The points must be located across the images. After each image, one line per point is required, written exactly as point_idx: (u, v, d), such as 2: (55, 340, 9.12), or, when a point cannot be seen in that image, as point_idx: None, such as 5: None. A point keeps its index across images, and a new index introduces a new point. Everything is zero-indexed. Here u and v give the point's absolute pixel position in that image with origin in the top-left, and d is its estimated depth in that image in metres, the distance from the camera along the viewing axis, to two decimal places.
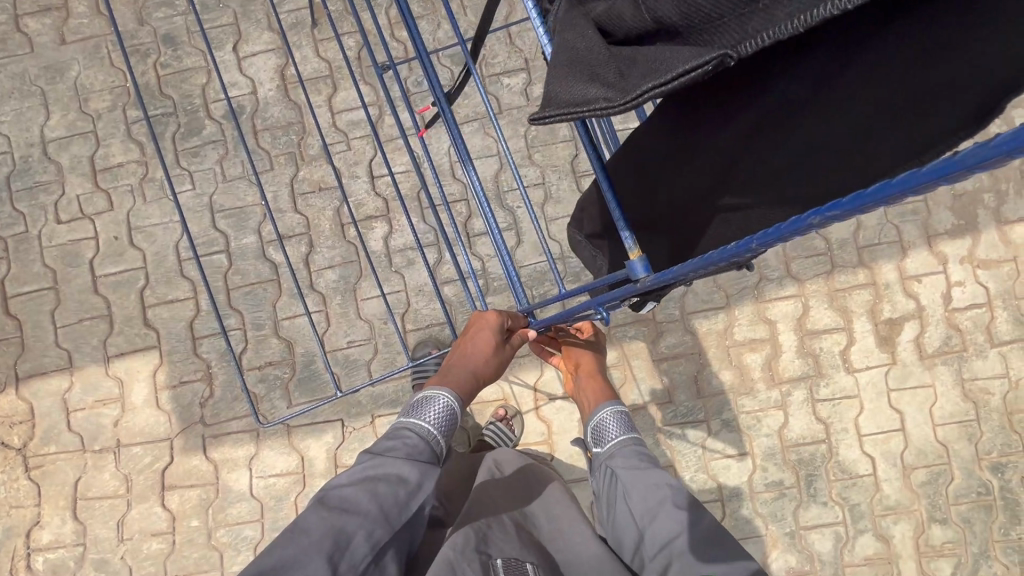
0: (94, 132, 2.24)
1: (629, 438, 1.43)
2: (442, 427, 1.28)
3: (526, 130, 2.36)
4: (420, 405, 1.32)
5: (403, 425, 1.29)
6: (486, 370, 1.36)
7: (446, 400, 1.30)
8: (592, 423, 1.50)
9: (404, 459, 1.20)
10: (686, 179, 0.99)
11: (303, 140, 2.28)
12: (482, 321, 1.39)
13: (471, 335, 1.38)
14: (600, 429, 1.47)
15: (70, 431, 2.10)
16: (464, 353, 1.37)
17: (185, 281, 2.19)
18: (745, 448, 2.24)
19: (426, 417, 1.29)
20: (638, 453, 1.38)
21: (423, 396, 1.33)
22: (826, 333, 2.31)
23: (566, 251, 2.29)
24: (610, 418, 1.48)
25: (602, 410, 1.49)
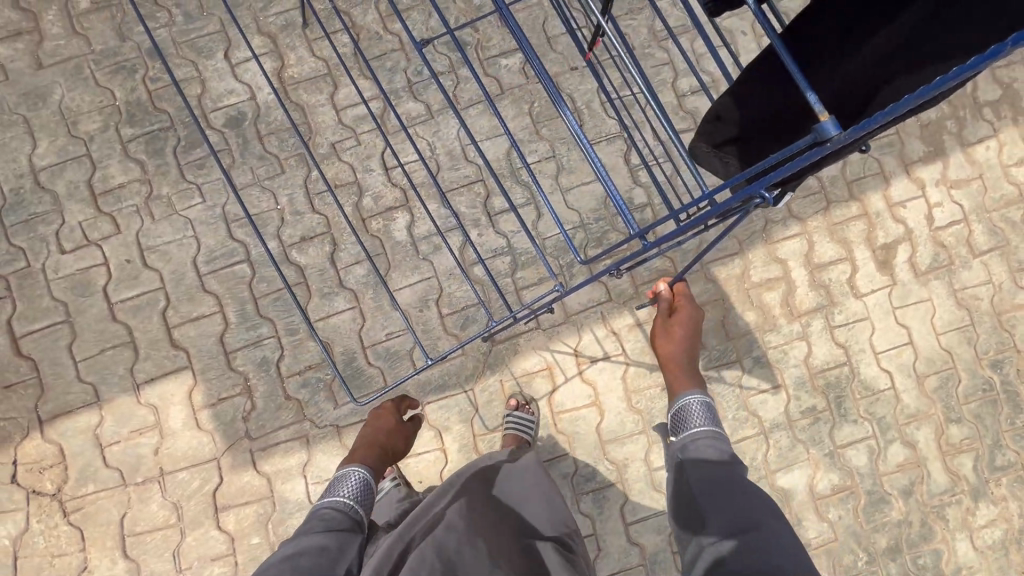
0: (88, 155, 2.15)
1: (708, 427, 1.68)
2: (356, 496, 1.61)
3: (530, 106, 2.41)
4: (337, 483, 1.65)
5: (322, 503, 1.59)
6: (391, 445, 1.84)
7: (358, 473, 1.67)
8: (677, 405, 1.77)
9: (324, 532, 1.48)
10: (825, 79, 1.05)
11: (311, 140, 2.27)
12: (381, 410, 1.95)
13: (374, 422, 1.90)
14: (684, 415, 1.73)
15: (107, 467, 2.00)
16: (370, 434, 1.86)
17: (209, 295, 2.13)
18: (777, 381, 2.38)
19: (341, 492, 1.62)
20: (712, 446, 1.62)
21: (339, 477, 1.66)
22: (832, 265, 2.48)
23: (586, 219, 2.36)
24: (697, 406, 1.73)
25: (689, 395, 1.75)
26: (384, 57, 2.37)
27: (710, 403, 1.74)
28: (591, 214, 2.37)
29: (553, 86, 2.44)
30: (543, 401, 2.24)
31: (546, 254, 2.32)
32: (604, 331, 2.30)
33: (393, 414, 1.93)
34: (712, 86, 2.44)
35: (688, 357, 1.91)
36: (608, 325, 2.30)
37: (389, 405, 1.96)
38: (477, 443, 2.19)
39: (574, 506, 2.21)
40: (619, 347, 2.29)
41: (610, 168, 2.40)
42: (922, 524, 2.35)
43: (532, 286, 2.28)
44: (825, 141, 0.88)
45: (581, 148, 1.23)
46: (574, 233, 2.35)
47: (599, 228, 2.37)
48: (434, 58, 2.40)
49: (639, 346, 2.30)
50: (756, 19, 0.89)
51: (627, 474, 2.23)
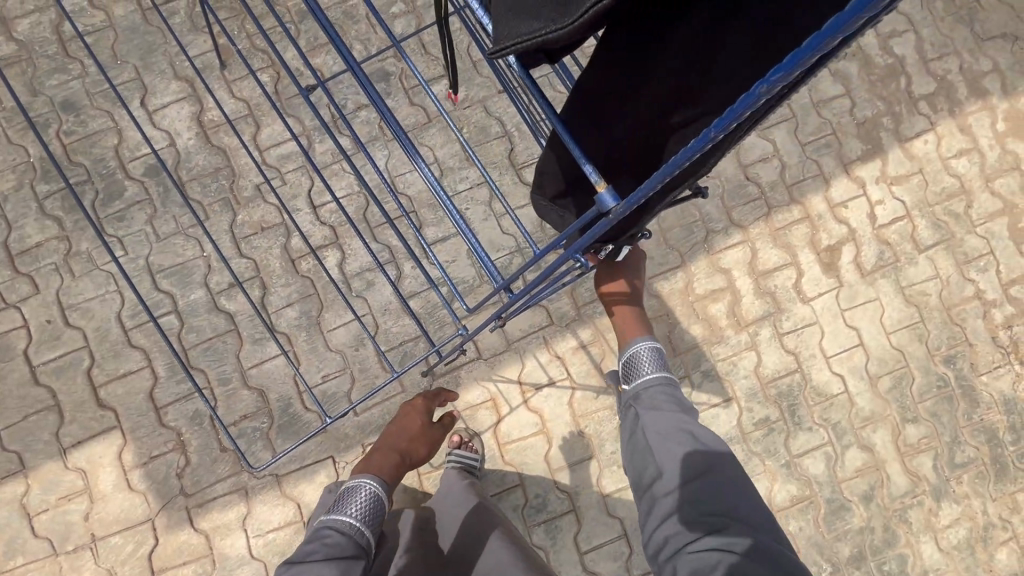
0: (3, 215, 2.09)
1: (659, 375, 1.45)
2: (362, 516, 1.52)
3: (459, 133, 2.39)
4: (345, 498, 1.56)
5: (325, 521, 1.50)
6: (412, 452, 1.79)
7: (371, 489, 1.57)
8: (624, 357, 1.52)
9: (324, 561, 1.39)
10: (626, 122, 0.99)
11: (235, 183, 2.22)
12: (411, 405, 1.86)
13: (402, 420, 1.84)
14: (634, 364, 1.49)
15: (36, 537, 1.94)
16: (395, 431, 1.81)
17: (135, 351, 2.07)
18: (728, 393, 2.34)
19: (349, 510, 1.52)
20: (667, 396, 1.42)
21: (349, 490, 1.58)
22: (777, 271, 2.46)
23: (522, 243, 2.32)
24: (646, 355, 1.48)
25: (637, 345, 1.50)
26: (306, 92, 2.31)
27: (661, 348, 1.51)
28: (527, 238, 2.33)
29: (482, 111, 2.41)
30: (488, 433, 2.20)
31: (483, 282, 2.28)
32: (547, 356, 2.26)
33: (422, 414, 1.84)
34: None
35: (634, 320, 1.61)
36: (551, 350, 2.27)
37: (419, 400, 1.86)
38: (423, 481, 2.15)
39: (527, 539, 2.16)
40: (565, 371, 2.26)
41: None
42: (885, 530, 2.31)
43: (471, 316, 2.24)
44: (607, 210, 0.97)
45: (440, 200, 1.31)
46: (512, 258, 2.31)
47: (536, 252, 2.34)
48: (358, 90, 2.36)
49: (584, 369, 2.27)
50: (527, 86, 0.97)
51: (580, 501, 2.19)
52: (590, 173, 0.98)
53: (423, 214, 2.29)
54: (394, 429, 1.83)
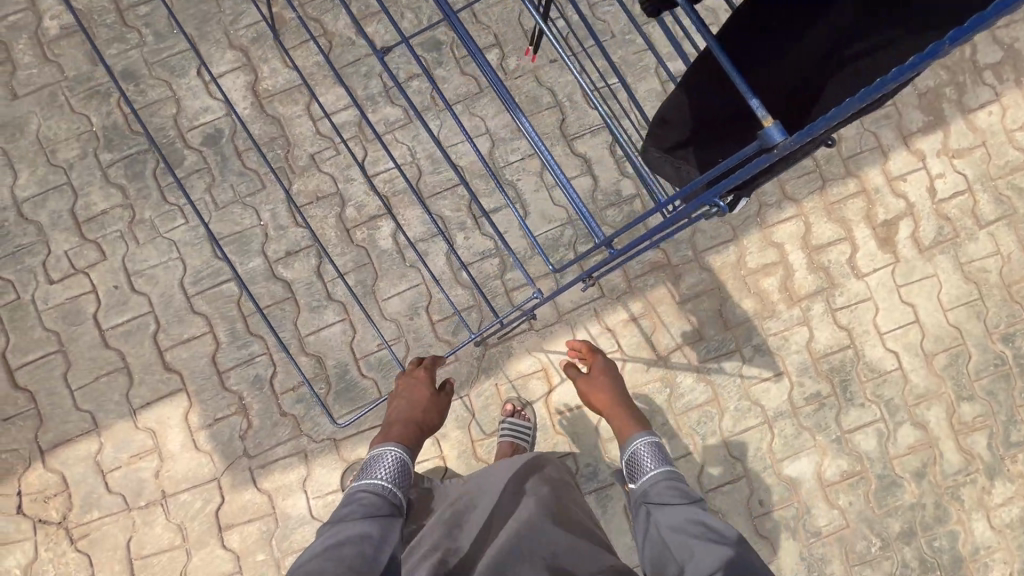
0: (69, 183, 2.14)
1: (660, 469, 1.70)
2: (393, 478, 1.55)
3: (510, 103, 2.36)
4: (372, 464, 1.58)
5: (357, 486, 1.53)
6: (426, 422, 1.74)
7: (394, 453, 1.59)
8: (626, 455, 1.79)
9: (365, 518, 1.43)
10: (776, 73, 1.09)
11: (290, 153, 2.24)
12: (415, 378, 1.83)
13: (407, 393, 1.79)
14: (637, 462, 1.75)
15: (110, 493, 2.02)
16: (400, 401, 1.77)
17: (198, 316, 2.12)
18: (779, 368, 2.32)
19: (378, 474, 1.55)
20: (671, 487, 1.65)
21: (373, 456, 1.60)
22: (831, 245, 2.40)
23: (574, 215, 2.32)
24: (645, 448, 1.75)
25: (634, 442, 1.78)
26: (358, 62, 2.32)
27: (659, 444, 1.78)
28: (578, 209, 2.33)
29: (533, 81, 2.38)
30: (540, 402, 2.22)
31: (535, 254, 2.27)
32: (598, 328, 2.27)
33: (429, 386, 1.81)
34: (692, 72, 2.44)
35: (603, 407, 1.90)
36: (602, 322, 2.28)
37: (423, 373, 1.83)
38: (476, 448, 2.18)
39: None
40: (616, 343, 2.27)
41: (596, 161, 2.36)
42: (936, 507, 2.29)
43: (523, 287, 2.25)
44: (771, 148, 0.84)
45: (543, 157, 1.30)
46: (562, 230, 2.31)
47: (587, 224, 2.33)
48: (409, 60, 2.35)
49: (635, 341, 2.28)
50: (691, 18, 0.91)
51: None
52: (753, 107, 0.86)
53: (475, 185, 2.29)
54: (404, 400, 1.77)
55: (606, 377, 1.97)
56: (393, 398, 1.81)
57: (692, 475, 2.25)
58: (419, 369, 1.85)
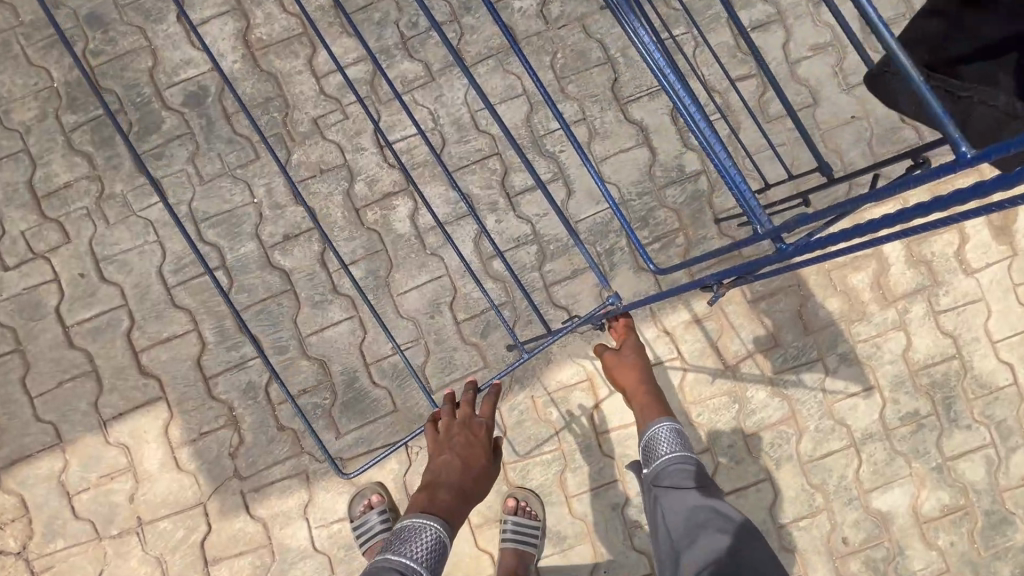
0: (26, 151, 1.79)
1: (676, 455, 1.46)
2: (429, 563, 1.26)
3: (552, 59, 1.97)
4: (408, 535, 1.29)
5: (385, 561, 1.25)
6: (474, 490, 1.38)
7: (435, 532, 1.29)
8: (642, 439, 1.55)
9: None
10: None
11: (288, 116, 1.87)
12: (470, 432, 1.40)
13: (461, 451, 1.37)
14: (652, 445, 1.50)
15: (76, 519, 1.71)
16: (449, 458, 1.37)
17: (179, 312, 1.78)
18: (869, 381, 1.94)
19: (413, 552, 1.27)
20: (687, 476, 1.43)
21: (412, 525, 1.30)
22: (935, 235, 1.98)
23: (626, 195, 1.94)
24: (664, 434, 1.49)
25: (654, 427, 1.51)
26: (371, 8, 1.93)
27: (680, 428, 1.53)
28: (632, 188, 1.94)
29: (580, 32, 1.97)
30: (584, 419, 1.86)
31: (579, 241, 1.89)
32: (654, 331, 1.91)
33: (488, 450, 1.40)
34: (774, 21, 2.01)
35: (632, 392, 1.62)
36: (659, 324, 1.92)
37: (483, 428, 1.41)
38: (508, 472, 1.84)
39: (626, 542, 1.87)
40: (675, 349, 1.91)
41: (654, 130, 1.96)
42: None
43: (566, 281, 1.88)
44: None
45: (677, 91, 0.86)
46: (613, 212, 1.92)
47: (642, 206, 1.94)
48: (431, 5, 1.94)
49: (698, 347, 1.91)
50: None
51: None
52: None
53: (509, 157, 1.90)
54: (450, 453, 1.37)
55: (637, 356, 1.65)
56: (437, 448, 1.38)
57: (762, 506, 1.90)
58: (478, 418, 1.42)
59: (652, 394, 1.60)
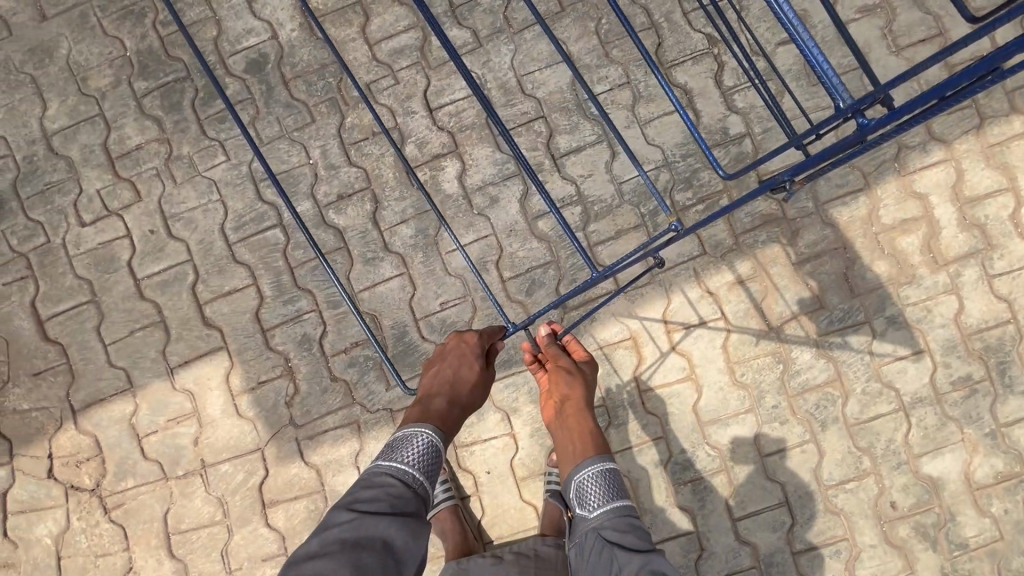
0: (102, 115, 1.91)
1: (615, 506, 1.39)
2: (422, 467, 1.30)
3: (597, 24, 1.99)
4: (399, 443, 1.33)
5: (378, 468, 1.29)
6: (468, 396, 1.42)
7: (425, 439, 1.33)
8: (575, 482, 1.45)
9: (388, 515, 1.21)
10: None
11: (342, 82, 1.94)
12: (462, 342, 1.48)
13: (453, 363, 1.46)
14: (584, 491, 1.43)
15: (145, 460, 1.82)
16: (442, 371, 1.46)
17: (239, 267, 1.87)
18: (919, 345, 1.91)
19: (405, 458, 1.31)
20: (631, 526, 1.36)
21: (402, 436, 1.34)
22: (989, 198, 1.94)
23: (671, 156, 1.94)
24: (594, 478, 1.43)
25: (585, 470, 1.43)
26: None
27: (612, 472, 1.46)
28: (676, 149, 1.94)
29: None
30: (628, 378, 1.91)
31: (623, 203, 1.91)
32: (697, 292, 1.92)
33: (478, 357, 1.45)
34: None
35: (569, 419, 1.53)
36: (703, 285, 1.92)
37: (472, 337, 1.47)
38: None
39: (669, 500, 1.89)
40: (718, 310, 1.92)
41: (698, 93, 1.97)
42: None
43: (609, 241, 1.90)
44: None
45: None
46: (657, 174, 1.94)
47: (687, 167, 1.94)
48: None
49: (741, 309, 1.92)
50: None
51: (733, 460, 1.89)
52: None
53: (554, 120, 1.94)
54: (443, 363, 1.47)
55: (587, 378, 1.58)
56: (433, 363, 1.49)
57: (807, 469, 1.89)
58: (467, 334, 1.49)
59: (590, 423, 1.52)
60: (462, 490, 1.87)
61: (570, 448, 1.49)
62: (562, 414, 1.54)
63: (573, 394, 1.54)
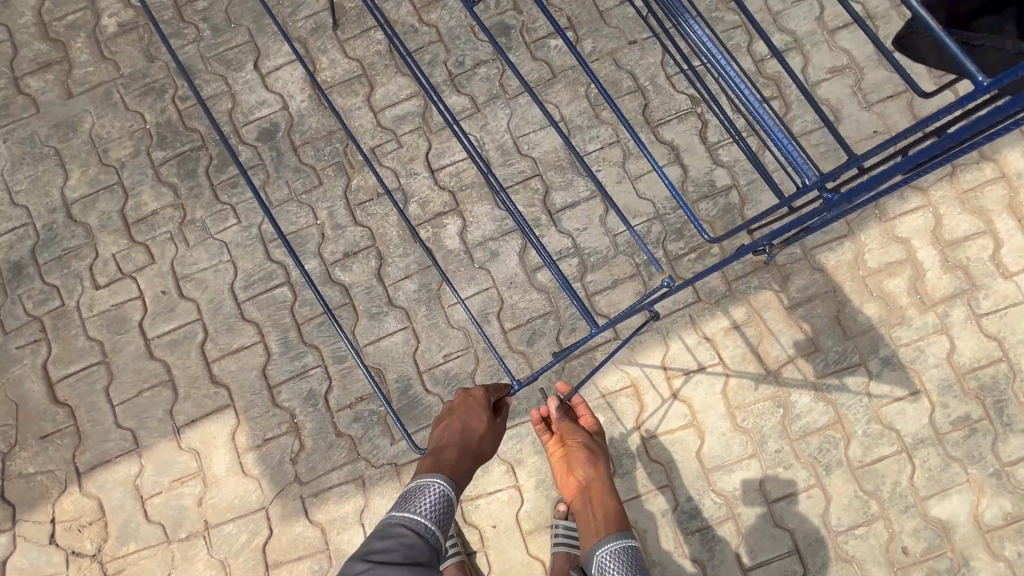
0: (120, 183, 2.01)
1: None
2: (436, 518, 1.31)
3: (586, 89, 2.13)
4: (413, 493, 1.34)
5: (392, 520, 1.29)
6: (478, 446, 1.43)
7: (437, 488, 1.33)
8: (595, 560, 1.42)
9: (402, 565, 1.20)
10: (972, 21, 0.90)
11: (348, 147, 2.06)
12: (468, 397, 1.51)
13: (461, 416, 1.49)
14: (604, 568, 1.40)
15: (148, 522, 1.81)
16: (452, 424, 1.48)
17: (248, 325, 1.92)
18: (915, 385, 1.94)
19: (419, 507, 1.31)
20: None
21: (414, 487, 1.35)
22: (968, 240, 2.02)
23: (661, 209, 2.04)
24: (615, 555, 1.41)
25: (607, 546, 1.42)
26: (422, 51, 2.16)
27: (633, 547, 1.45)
28: (666, 202, 2.04)
29: (611, 65, 2.16)
30: (631, 425, 1.93)
31: (617, 254, 1.99)
32: (694, 337, 1.97)
33: (485, 409, 1.48)
34: (793, 49, 2.16)
35: (589, 496, 1.52)
36: (699, 331, 1.97)
37: (478, 391, 1.51)
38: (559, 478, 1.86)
39: (678, 550, 1.87)
40: (716, 354, 1.96)
41: (684, 149, 2.09)
42: None
43: (606, 290, 1.97)
44: None
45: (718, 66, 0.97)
46: (649, 226, 2.03)
47: (677, 218, 2.03)
48: (476, 46, 2.15)
49: (739, 353, 1.96)
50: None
51: (740, 507, 1.88)
52: None
53: (550, 177, 2.05)
54: (451, 418, 1.50)
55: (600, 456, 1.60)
56: (442, 419, 1.52)
57: (817, 514, 1.88)
58: (473, 388, 1.53)
59: (612, 498, 1.53)
60: (468, 545, 1.84)
61: (597, 526, 1.46)
62: (579, 489, 1.54)
63: (589, 470, 1.56)
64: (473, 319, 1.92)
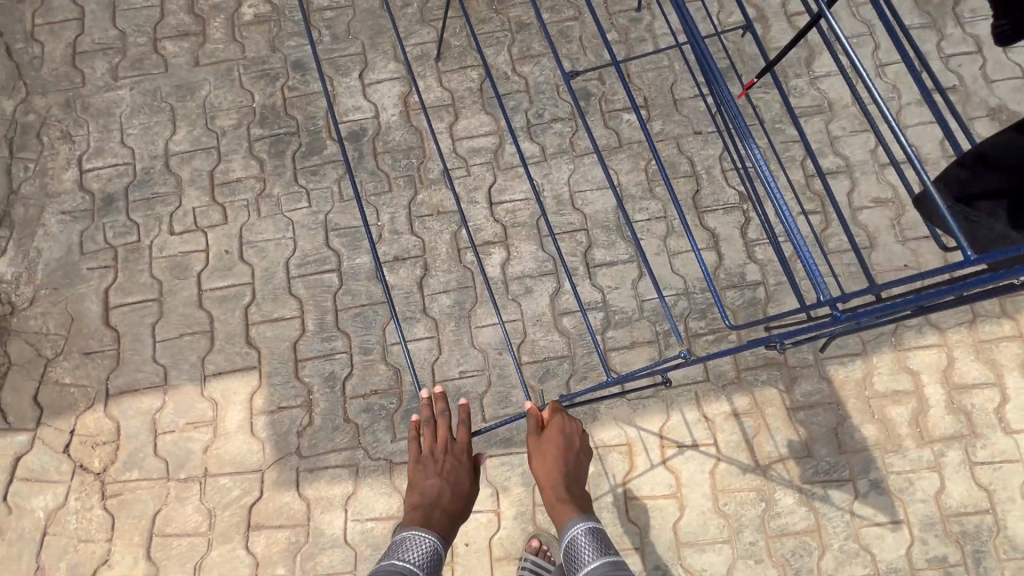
0: (217, 148, 2.24)
1: (605, 562, 1.29)
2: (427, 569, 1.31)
3: (646, 164, 2.32)
4: (407, 543, 1.32)
5: (386, 569, 1.27)
6: (466, 506, 1.42)
7: (430, 541, 1.34)
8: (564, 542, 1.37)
9: None
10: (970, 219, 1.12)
11: (422, 164, 2.26)
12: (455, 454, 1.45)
13: (447, 471, 1.43)
14: (574, 550, 1.34)
15: (155, 456, 1.93)
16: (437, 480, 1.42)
17: (292, 300, 2.09)
18: (898, 515, 1.98)
19: (414, 558, 1.30)
20: None
21: (408, 536, 1.33)
22: (976, 388, 2.09)
23: (691, 287, 2.17)
24: (583, 536, 1.35)
25: (574, 528, 1.36)
26: (508, 97, 2.39)
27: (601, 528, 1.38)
28: (697, 282, 2.17)
29: (674, 147, 2.35)
30: (617, 482, 2.00)
31: (640, 318, 2.11)
32: (695, 414, 2.06)
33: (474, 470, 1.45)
34: (843, 172, 2.32)
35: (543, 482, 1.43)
36: (701, 410, 2.06)
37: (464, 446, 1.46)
38: (537, 513, 1.93)
39: None
40: (712, 436, 2.04)
41: (724, 239, 2.24)
42: None
43: (623, 348, 2.09)
44: None
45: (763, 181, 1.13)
46: (676, 300, 2.16)
47: (704, 299, 2.16)
48: (557, 103, 2.37)
49: (734, 441, 2.04)
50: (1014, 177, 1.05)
51: None
52: None
53: (595, 235, 2.21)
54: (433, 471, 1.43)
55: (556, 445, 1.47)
56: (422, 470, 1.43)
57: None
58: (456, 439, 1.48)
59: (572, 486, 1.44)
60: None
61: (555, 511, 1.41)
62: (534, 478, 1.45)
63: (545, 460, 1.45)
64: (508, 340, 2.03)
